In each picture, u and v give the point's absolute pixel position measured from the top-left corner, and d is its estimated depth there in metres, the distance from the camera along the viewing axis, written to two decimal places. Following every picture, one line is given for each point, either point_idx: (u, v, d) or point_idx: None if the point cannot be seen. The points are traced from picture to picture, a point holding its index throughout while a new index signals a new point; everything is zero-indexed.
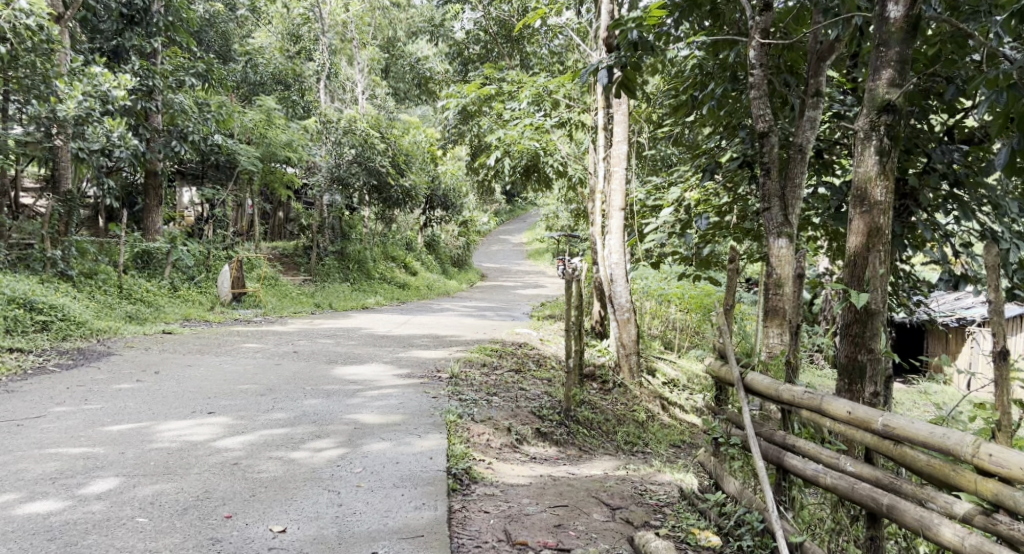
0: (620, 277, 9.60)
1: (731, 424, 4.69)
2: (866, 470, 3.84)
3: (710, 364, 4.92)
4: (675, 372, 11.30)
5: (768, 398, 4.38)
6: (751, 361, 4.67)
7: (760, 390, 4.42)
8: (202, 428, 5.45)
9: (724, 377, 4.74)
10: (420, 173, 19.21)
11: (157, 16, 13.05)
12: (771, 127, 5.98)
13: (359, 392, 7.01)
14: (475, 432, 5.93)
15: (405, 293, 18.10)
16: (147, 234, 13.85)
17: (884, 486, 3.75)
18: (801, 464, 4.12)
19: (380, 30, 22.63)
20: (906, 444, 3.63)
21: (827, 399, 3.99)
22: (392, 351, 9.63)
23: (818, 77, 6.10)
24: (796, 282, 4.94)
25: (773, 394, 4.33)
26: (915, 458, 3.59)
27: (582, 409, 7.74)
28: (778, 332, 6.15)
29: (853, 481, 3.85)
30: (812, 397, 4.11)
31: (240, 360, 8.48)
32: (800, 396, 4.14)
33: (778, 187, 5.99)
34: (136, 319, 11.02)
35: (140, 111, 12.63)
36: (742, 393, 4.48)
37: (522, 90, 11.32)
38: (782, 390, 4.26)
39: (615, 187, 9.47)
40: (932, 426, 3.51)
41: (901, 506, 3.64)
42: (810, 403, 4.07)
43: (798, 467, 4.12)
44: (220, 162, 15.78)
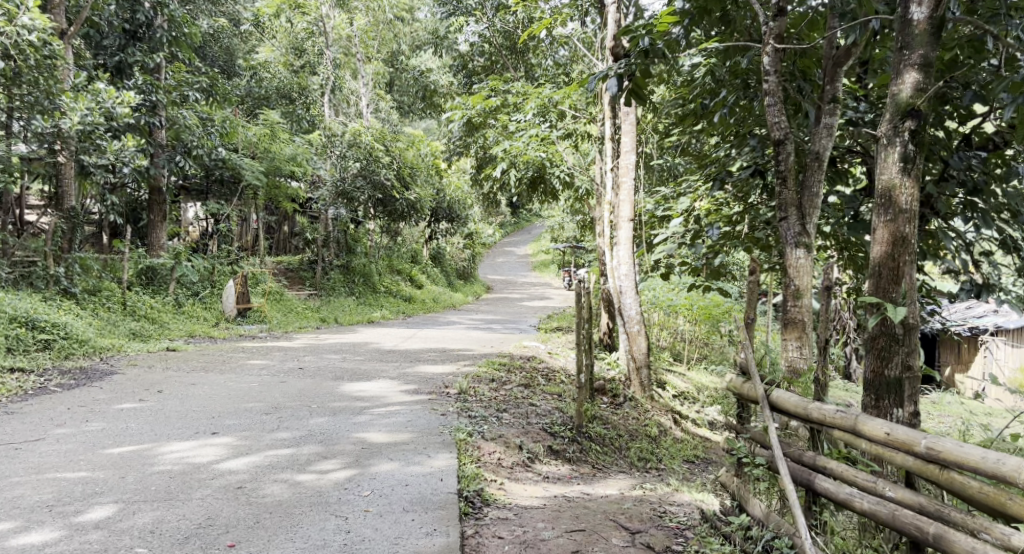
0: (629, 289, 9.43)
1: (756, 443, 4.48)
2: (908, 495, 3.67)
3: (730, 379, 4.72)
4: (684, 384, 11.13)
5: (795, 416, 4.20)
6: (775, 376, 4.47)
7: (786, 408, 4.23)
8: (205, 449, 5.28)
9: (745, 394, 4.55)
10: (425, 186, 19.13)
11: (161, 32, 12.95)
12: (786, 136, 5.83)
13: (366, 409, 6.85)
14: (486, 450, 5.76)
15: (411, 307, 17.96)
16: (152, 250, 13.74)
17: (929, 513, 3.58)
18: (835, 488, 3.94)
19: (384, 44, 22.64)
20: (955, 469, 3.46)
21: (862, 419, 3.81)
22: (400, 366, 9.48)
23: (834, 83, 5.99)
24: (822, 294, 4.79)
25: (800, 412, 4.14)
26: (966, 485, 3.43)
27: (594, 424, 7.57)
28: (796, 344, 5.93)
29: (894, 508, 3.68)
30: (845, 416, 3.93)
31: (245, 377, 8.34)
32: (832, 415, 3.96)
33: (795, 196, 5.84)
34: (140, 336, 10.90)
35: (144, 127, 12.53)
36: (767, 412, 4.28)
37: (528, 101, 11.25)
38: (811, 408, 4.08)
39: (623, 198, 9.27)
40: (985, 451, 3.34)
41: (950, 536, 3.47)
42: (843, 423, 3.89)
43: (831, 491, 3.94)
44: (224, 177, 15.70)
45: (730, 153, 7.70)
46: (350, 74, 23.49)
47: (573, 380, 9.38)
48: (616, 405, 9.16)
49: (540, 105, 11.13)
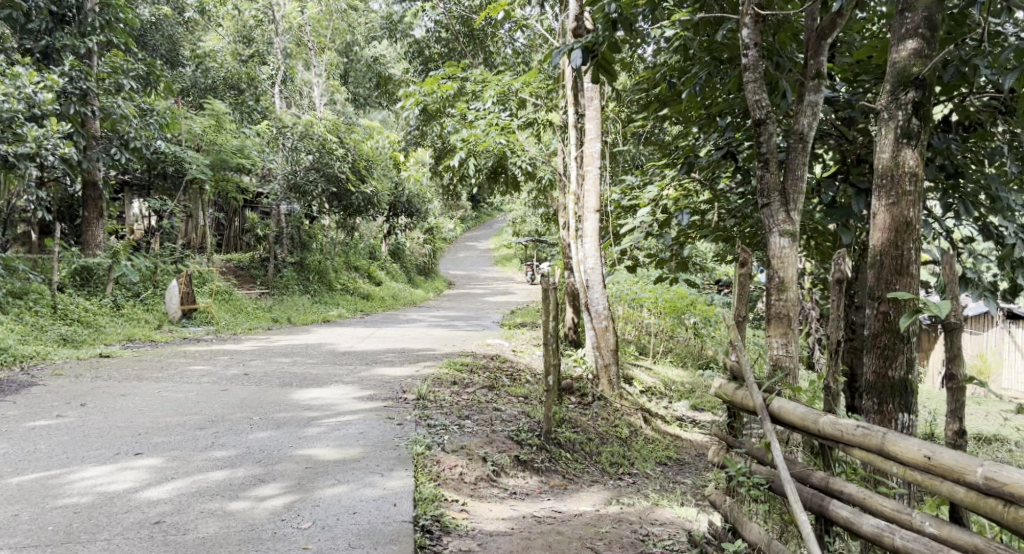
0: (596, 283, 8.84)
1: (752, 460, 3.99)
2: (955, 534, 3.18)
3: (719, 385, 4.23)
4: (651, 380, 10.70)
5: (800, 430, 3.71)
6: (773, 384, 3.98)
7: (790, 420, 3.74)
8: (121, 474, 4.63)
9: (737, 402, 4.07)
10: (382, 180, 18.49)
11: (92, 15, 12.07)
12: (767, 115, 5.33)
13: (315, 419, 6.23)
14: (447, 464, 5.22)
15: (369, 305, 17.27)
16: (87, 249, 12.84)
17: None
18: (855, 518, 3.47)
19: (337, 33, 21.82)
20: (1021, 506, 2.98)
21: (892, 438, 3.31)
22: (354, 369, 8.85)
23: (818, 58, 5.44)
24: (835, 288, 4.23)
25: (807, 425, 3.66)
26: None
27: (563, 428, 7.07)
28: (781, 341, 5.28)
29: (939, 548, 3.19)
30: (867, 433, 3.44)
31: (183, 386, 7.66)
32: (850, 432, 3.47)
33: (777, 180, 5.36)
34: (71, 342, 10.15)
35: (74, 117, 11.66)
36: (769, 425, 3.79)
37: (486, 88, 10.68)
38: (823, 424, 3.58)
39: (589, 188, 8.69)
40: None
41: None
42: (867, 441, 3.40)
43: (855, 524, 3.46)
44: (167, 172, 14.85)
45: (704, 138, 7.13)
46: (302, 65, 22.64)
47: (538, 380, 8.85)
48: (584, 405, 8.65)
49: (501, 92, 10.51)
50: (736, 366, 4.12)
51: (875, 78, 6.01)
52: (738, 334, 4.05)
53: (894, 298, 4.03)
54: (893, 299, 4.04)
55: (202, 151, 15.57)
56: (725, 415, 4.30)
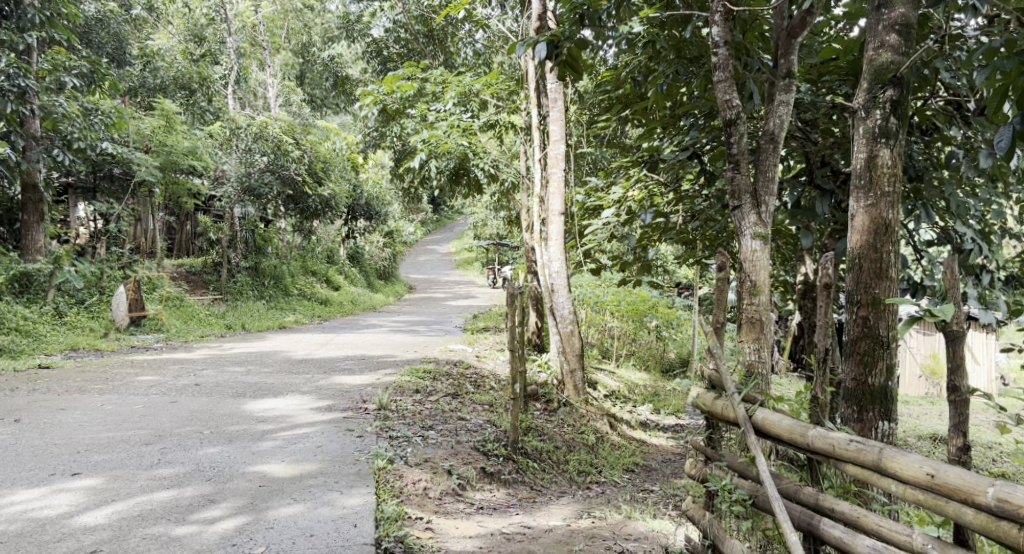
0: (561, 286, 8.64)
1: (733, 474, 3.88)
2: None
3: (698, 394, 4.10)
4: (615, 383, 10.56)
5: (787, 444, 3.57)
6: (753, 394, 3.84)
7: (776, 433, 3.60)
8: (55, 498, 4.30)
9: (718, 413, 3.93)
10: (340, 182, 18.12)
11: (32, 11, 11.55)
12: (737, 115, 5.11)
13: (271, 432, 5.92)
14: (410, 479, 4.97)
15: (327, 310, 16.87)
16: (27, 254, 12.29)
17: None
18: (849, 537, 3.33)
19: (293, 33, 21.38)
20: None
21: (889, 454, 3.18)
22: (311, 377, 8.54)
23: (789, 57, 5.25)
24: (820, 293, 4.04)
25: (795, 439, 3.52)
26: None
27: (530, 437, 6.87)
28: (754, 348, 5.02)
29: None
30: (861, 448, 3.30)
31: (129, 398, 7.30)
32: (844, 446, 3.33)
33: (748, 181, 5.13)
34: (8, 353, 9.71)
35: (12, 116, 11.13)
36: (753, 437, 3.65)
37: (446, 89, 10.46)
38: (814, 438, 3.44)
39: (553, 189, 8.50)
40: None
41: None
42: (863, 457, 3.26)
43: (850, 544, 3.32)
44: (114, 173, 14.32)
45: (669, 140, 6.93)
46: (256, 64, 22.07)
47: (503, 386, 8.63)
48: (549, 412, 8.45)
49: (461, 93, 10.26)
50: (715, 376, 4.00)
51: (838, 79, 5.88)
52: (717, 342, 3.93)
53: (874, 302, 3.91)
54: (873, 303, 3.91)
55: (152, 152, 15.05)
56: (703, 426, 4.17)
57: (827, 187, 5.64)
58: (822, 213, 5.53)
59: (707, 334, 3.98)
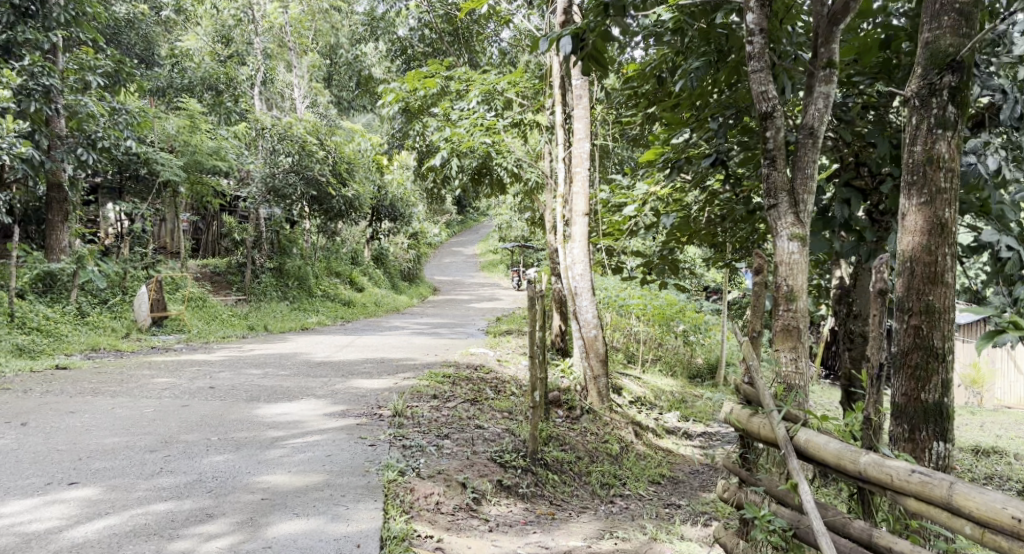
0: (585, 290, 8.31)
1: (771, 498, 3.61)
2: None
3: (731, 409, 3.81)
4: (640, 389, 10.20)
5: (835, 470, 3.31)
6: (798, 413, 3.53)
7: (822, 459, 3.34)
8: (47, 510, 4.18)
9: (753, 432, 3.66)
10: (365, 183, 17.95)
11: (58, 10, 11.44)
12: (774, 108, 4.75)
13: (280, 440, 5.68)
14: (421, 493, 4.72)
15: (350, 311, 16.70)
16: (51, 253, 12.24)
17: None
18: None
19: (319, 34, 21.28)
20: None
21: (962, 491, 2.94)
22: (329, 381, 8.30)
23: (829, 45, 4.88)
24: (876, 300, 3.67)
25: (845, 466, 3.26)
26: None
27: (550, 447, 6.57)
28: (791, 357, 4.63)
29: None
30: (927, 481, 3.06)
31: (142, 401, 7.13)
32: (906, 479, 3.07)
33: (785, 178, 4.77)
34: (28, 353, 9.62)
35: (37, 116, 11.06)
36: (797, 462, 3.37)
37: (470, 87, 10.17)
38: (873, 469, 3.16)
39: (577, 190, 8.17)
40: None
41: None
42: (929, 492, 3.01)
43: None
44: (139, 174, 14.25)
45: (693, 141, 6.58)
46: (283, 65, 21.98)
47: (524, 392, 8.33)
48: (571, 420, 8.14)
49: (485, 92, 9.96)
50: (750, 390, 3.72)
51: (872, 77, 5.54)
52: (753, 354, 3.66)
53: (928, 311, 3.56)
54: (926, 311, 3.58)
55: (176, 152, 15.00)
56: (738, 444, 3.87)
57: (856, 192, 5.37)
58: (840, 216, 5.36)
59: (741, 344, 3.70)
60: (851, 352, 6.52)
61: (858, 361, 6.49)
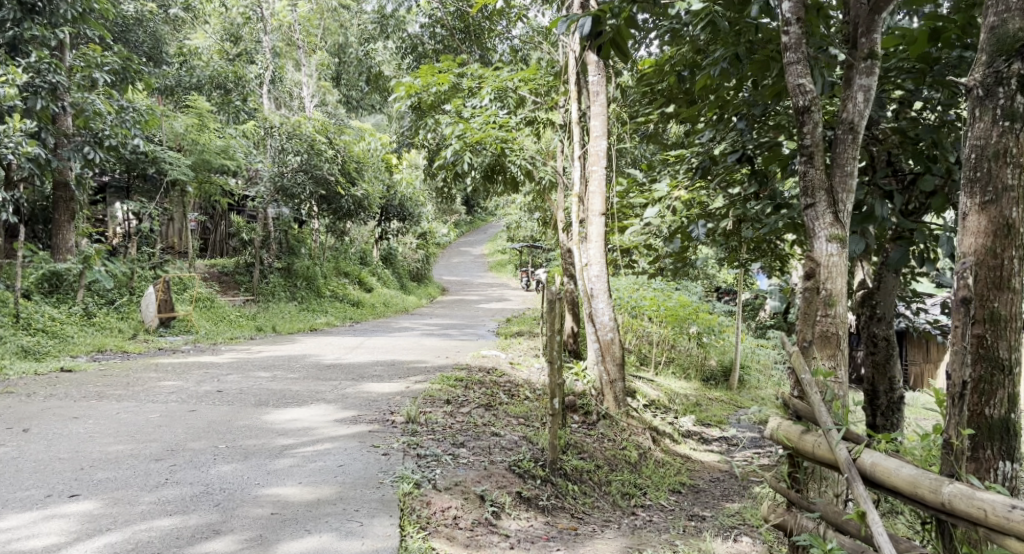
0: (601, 292, 8.05)
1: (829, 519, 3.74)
2: None
3: (782, 426, 3.89)
4: (656, 392, 9.94)
5: (908, 497, 3.36)
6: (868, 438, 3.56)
7: (894, 486, 3.39)
8: (44, 527, 3.99)
9: (807, 450, 3.74)
10: (374, 182, 17.74)
11: (65, 6, 11.18)
12: (811, 102, 4.48)
13: (289, 448, 5.45)
14: (438, 507, 4.50)
15: (359, 312, 16.48)
16: (57, 253, 12.06)
17: None
18: None
19: (328, 33, 21.06)
20: None
21: None
22: (339, 384, 8.07)
23: (871, 35, 4.62)
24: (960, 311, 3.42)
25: (923, 493, 3.30)
26: None
27: (569, 456, 6.32)
28: (831, 366, 4.42)
29: None
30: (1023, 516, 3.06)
31: (147, 405, 6.93)
32: (1003, 514, 3.08)
33: (823, 176, 4.50)
34: (33, 354, 9.43)
35: (43, 113, 10.88)
36: (864, 488, 3.44)
37: (483, 84, 9.92)
38: (964, 502, 3.18)
39: (594, 189, 7.89)
40: None
41: None
42: None
43: None
44: (147, 173, 14.07)
45: (716, 140, 6.32)
46: (292, 64, 21.80)
47: (539, 396, 8.07)
48: (588, 425, 7.88)
49: (498, 89, 9.71)
50: (803, 407, 3.80)
51: (909, 72, 5.29)
52: (806, 369, 3.73)
53: (993, 319, 3.48)
54: (991, 319, 3.49)
55: (184, 152, 14.83)
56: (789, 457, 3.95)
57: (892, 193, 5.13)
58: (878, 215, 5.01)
59: (792, 360, 3.78)
60: (874, 356, 6.33)
61: (882, 366, 6.31)
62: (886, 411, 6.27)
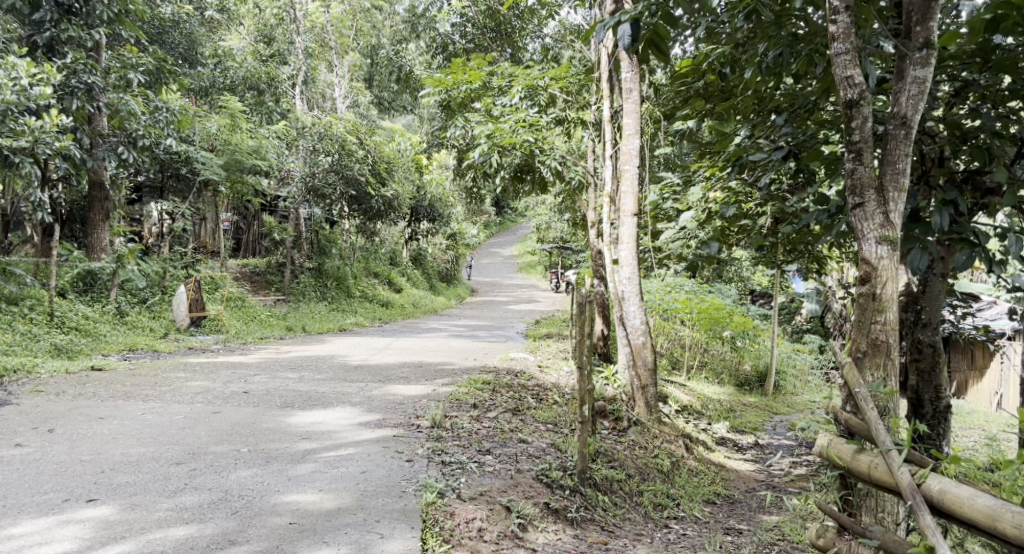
0: (632, 294, 7.81)
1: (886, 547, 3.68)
2: None
3: (834, 444, 3.89)
4: (688, 397, 9.68)
5: (984, 530, 3.34)
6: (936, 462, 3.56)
7: (971, 518, 3.37)
8: (58, 534, 3.96)
9: (862, 470, 3.75)
10: (403, 182, 17.64)
11: (102, 7, 11.19)
12: (861, 94, 4.23)
13: (311, 453, 5.33)
14: (462, 518, 4.34)
15: (388, 312, 16.41)
16: (92, 252, 12.11)
17: None
18: None
19: (360, 34, 21.03)
20: None
21: None
22: (365, 387, 7.94)
23: (927, 23, 4.36)
24: None
25: (1003, 529, 3.29)
26: None
27: (600, 464, 6.11)
28: (879, 378, 4.18)
29: None
30: None
31: (173, 406, 6.86)
32: None
33: (873, 174, 4.26)
34: (65, 353, 9.45)
35: (78, 113, 10.92)
36: (931, 518, 3.47)
37: (513, 82, 9.73)
38: None
39: (626, 188, 7.67)
40: None
41: None
42: None
43: None
44: (181, 173, 14.11)
45: (752, 139, 6.04)
46: (324, 65, 21.80)
47: (568, 401, 7.87)
48: (619, 432, 7.62)
49: (527, 87, 9.45)
50: (858, 426, 3.84)
51: (966, 64, 5.03)
52: (861, 384, 3.82)
53: None
54: None
55: (217, 152, 14.86)
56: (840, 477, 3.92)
57: (954, 191, 4.91)
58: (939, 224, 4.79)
59: (846, 374, 3.87)
60: (918, 363, 6.01)
61: (927, 374, 5.97)
62: (932, 420, 5.93)
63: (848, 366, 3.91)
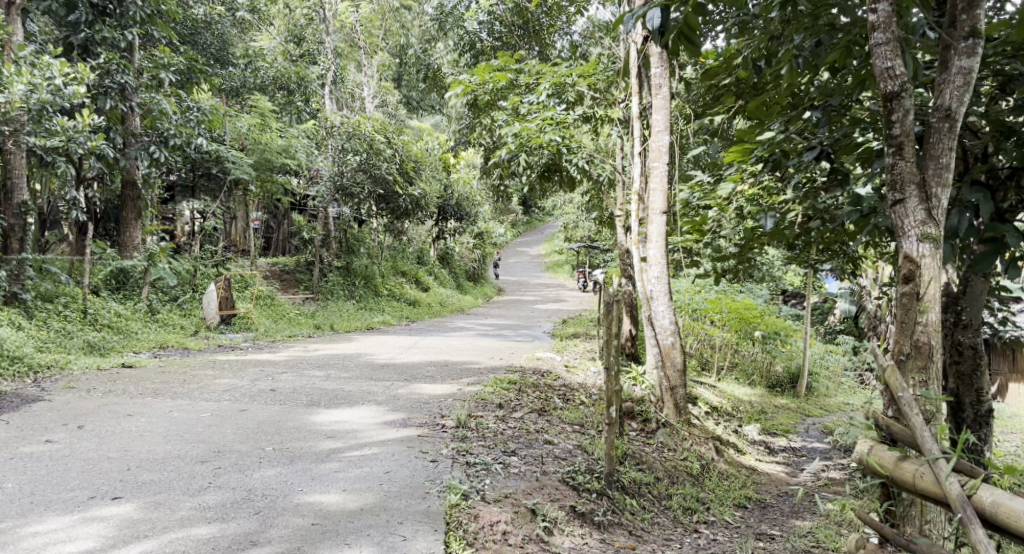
0: (661, 294, 7.69)
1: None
2: None
3: (876, 450, 3.74)
4: (718, 399, 9.52)
5: None
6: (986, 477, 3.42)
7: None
8: (83, 532, 3.96)
9: (906, 479, 3.62)
10: (431, 181, 17.60)
11: (135, 8, 11.27)
12: (902, 86, 4.08)
13: (336, 452, 5.29)
14: (486, 520, 4.28)
15: (415, 311, 16.39)
16: (126, 250, 12.25)
17: None
18: None
19: (389, 34, 21.03)
20: None
21: None
22: (390, 386, 7.90)
23: (973, 11, 4.19)
24: None
25: None
26: None
27: (627, 467, 6.00)
28: (921, 382, 4.03)
29: None
30: None
31: (200, 403, 6.88)
32: None
33: (914, 169, 4.11)
34: (97, 350, 9.54)
35: (111, 113, 11.01)
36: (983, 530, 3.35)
37: (541, 79, 9.62)
38: None
39: (655, 185, 7.55)
40: None
41: None
42: None
43: None
44: (212, 172, 14.20)
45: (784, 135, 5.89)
46: (353, 64, 21.86)
47: (596, 402, 7.75)
48: (647, 433, 7.48)
49: (555, 84, 9.34)
50: (901, 432, 3.71)
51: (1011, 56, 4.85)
52: (905, 389, 3.69)
53: None
54: None
55: (246, 151, 14.95)
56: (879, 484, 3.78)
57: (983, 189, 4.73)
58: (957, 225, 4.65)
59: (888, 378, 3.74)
60: (958, 366, 5.80)
61: (967, 377, 5.78)
62: (973, 424, 5.76)
63: (890, 369, 3.78)
